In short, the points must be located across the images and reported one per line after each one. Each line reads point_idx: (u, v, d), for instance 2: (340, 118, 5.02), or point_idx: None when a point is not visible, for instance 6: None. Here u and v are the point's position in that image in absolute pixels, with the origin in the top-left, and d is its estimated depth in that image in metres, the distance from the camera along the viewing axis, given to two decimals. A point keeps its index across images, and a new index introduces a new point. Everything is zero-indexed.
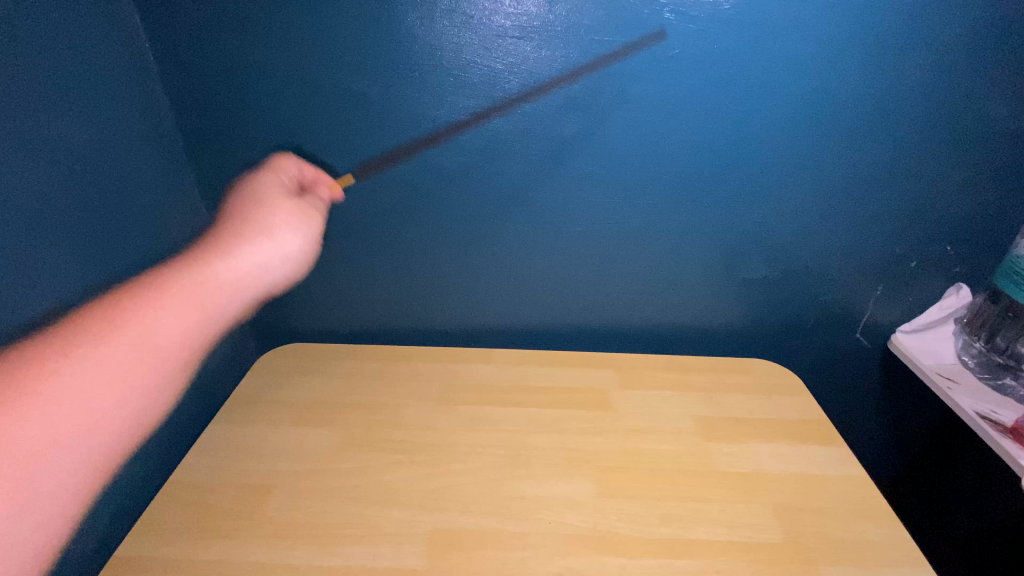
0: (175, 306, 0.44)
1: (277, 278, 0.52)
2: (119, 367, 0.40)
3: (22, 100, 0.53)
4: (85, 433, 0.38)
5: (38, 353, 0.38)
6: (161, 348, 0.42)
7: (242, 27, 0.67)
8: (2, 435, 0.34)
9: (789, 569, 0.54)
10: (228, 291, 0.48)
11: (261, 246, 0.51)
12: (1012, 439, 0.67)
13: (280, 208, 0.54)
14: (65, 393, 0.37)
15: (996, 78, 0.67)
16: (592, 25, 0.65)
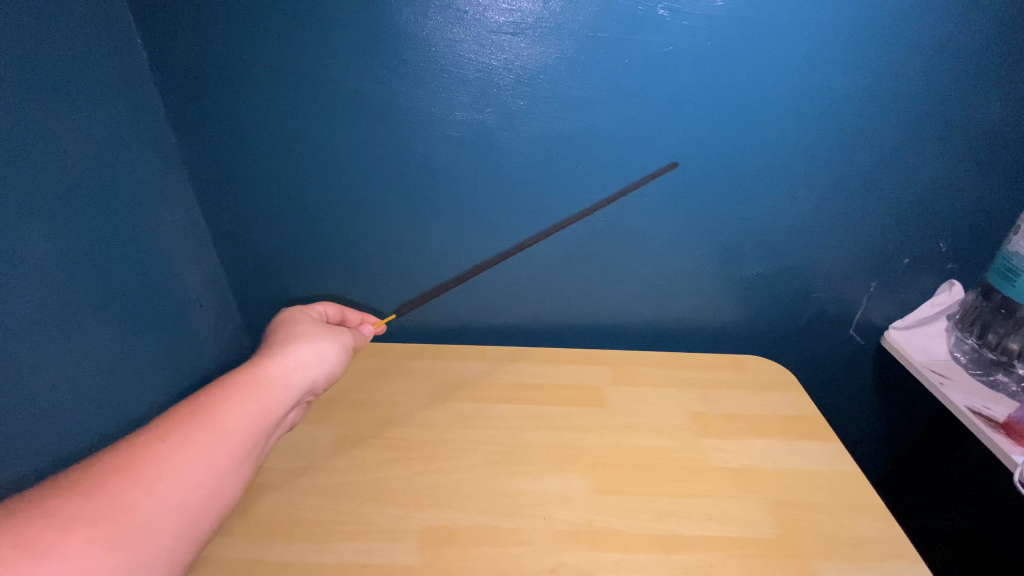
0: (242, 398, 0.48)
1: (321, 374, 0.57)
2: (201, 452, 0.43)
3: (30, 96, 0.52)
4: (170, 517, 0.39)
5: (128, 452, 0.41)
6: (232, 434, 0.45)
7: (236, 23, 0.67)
8: (103, 520, 0.36)
9: (783, 564, 0.54)
10: (283, 383, 0.52)
11: (306, 345, 0.56)
12: (1003, 434, 0.68)
13: (319, 324, 0.61)
14: (154, 481, 0.40)
15: (989, 75, 0.67)
16: (587, 20, 0.65)
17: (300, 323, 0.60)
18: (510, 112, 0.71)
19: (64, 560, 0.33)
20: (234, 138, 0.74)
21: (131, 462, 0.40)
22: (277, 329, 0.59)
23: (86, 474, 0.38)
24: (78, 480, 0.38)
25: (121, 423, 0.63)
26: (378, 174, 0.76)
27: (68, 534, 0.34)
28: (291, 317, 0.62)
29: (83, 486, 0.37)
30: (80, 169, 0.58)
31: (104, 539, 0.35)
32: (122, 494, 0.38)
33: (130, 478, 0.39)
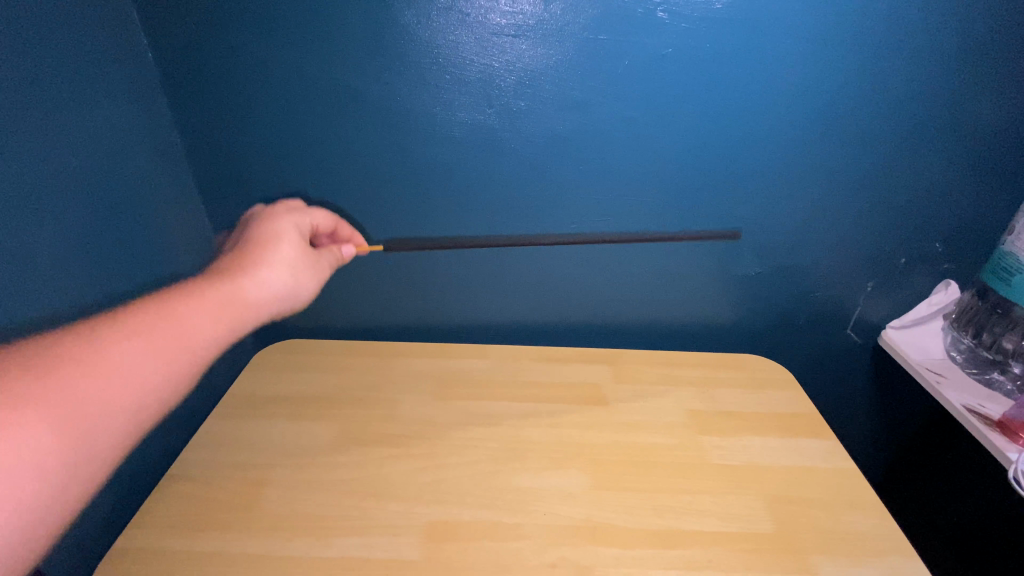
0: (209, 312, 0.49)
1: (291, 297, 0.58)
2: (157, 355, 0.45)
3: (12, 96, 0.53)
4: (123, 412, 0.42)
5: (87, 336, 0.42)
6: (191, 343, 0.47)
7: (239, 26, 0.68)
8: (57, 399, 0.38)
9: (779, 559, 0.54)
10: (251, 304, 0.53)
11: (281, 269, 0.57)
12: (998, 431, 0.68)
13: (299, 242, 0.61)
14: (109, 371, 0.42)
15: (983, 77, 0.68)
16: (587, 23, 0.66)
17: (282, 237, 0.60)
18: (511, 112, 0.71)
19: (15, 436, 0.35)
20: (235, 137, 0.76)
21: (87, 348, 0.42)
22: (259, 239, 0.59)
23: (46, 354, 0.40)
24: (39, 356, 0.40)
25: None
26: (380, 174, 0.76)
27: (21, 411, 0.36)
28: (271, 221, 0.61)
29: (42, 363, 0.39)
30: (61, 163, 0.60)
31: (59, 421, 0.38)
32: (78, 382, 0.40)
33: (83, 363, 0.41)
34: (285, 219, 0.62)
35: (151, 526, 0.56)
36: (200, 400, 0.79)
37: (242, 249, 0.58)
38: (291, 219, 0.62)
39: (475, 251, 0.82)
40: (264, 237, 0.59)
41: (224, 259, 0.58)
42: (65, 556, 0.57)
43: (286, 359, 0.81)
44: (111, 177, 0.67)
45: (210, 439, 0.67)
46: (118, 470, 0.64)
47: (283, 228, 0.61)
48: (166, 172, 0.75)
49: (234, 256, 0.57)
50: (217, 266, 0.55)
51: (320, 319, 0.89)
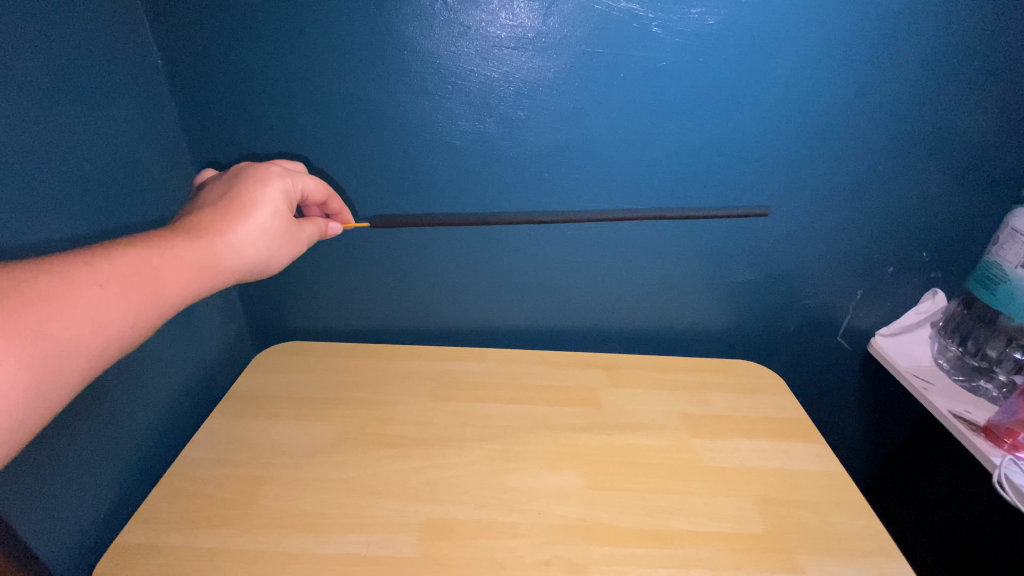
0: (182, 272, 0.49)
1: (268, 263, 0.57)
2: (125, 303, 0.45)
3: (41, 99, 0.55)
4: (85, 359, 0.42)
5: (60, 273, 0.42)
6: (159, 300, 0.48)
7: (248, 32, 0.69)
8: (28, 334, 0.39)
9: (766, 557, 0.56)
10: (225, 272, 0.53)
11: (261, 241, 0.56)
12: (983, 437, 0.70)
13: (287, 213, 0.59)
14: (79, 311, 0.42)
15: (966, 92, 0.71)
16: (584, 36, 0.68)
17: (272, 204, 0.57)
18: (510, 121, 0.73)
19: None
20: (241, 138, 0.76)
21: (56, 286, 0.41)
22: (249, 203, 0.56)
23: (16, 285, 0.39)
24: (9, 287, 0.39)
25: (126, 415, 0.65)
26: (381, 178, 0.78)
27: None
28: (261, 178, 0.59)
29: (11, 295, 0.39)
30: (87, 162, 0.61)
31: (24, 363, 0.38)
32: (45, 323, 0.40)
33: (53, 301, 0.40)
34: (278, 183, 0.59)
35: (154, 522, 0.58)
36: (201, 401, 0.80)
37: (229, 208, 0.55)
38: (284, 184, 0.59)
39: (472, 254, 0.83)
40: (254, 200, 0.57)
41: (208, 206, 0.56)
42: (68, 550, 0.57)
43: (286, 360, 0.82)
44: (124, 175, 0.67)
45: (211, 437, 0.68)
46: (122, 468, 0.65)
47: (274, 195, 0.58)
48: (171, 173, 0.75)
49: (219, 213, 0.55)
50: (197, 217, 0.54)
51: (319, 321, 0.90)
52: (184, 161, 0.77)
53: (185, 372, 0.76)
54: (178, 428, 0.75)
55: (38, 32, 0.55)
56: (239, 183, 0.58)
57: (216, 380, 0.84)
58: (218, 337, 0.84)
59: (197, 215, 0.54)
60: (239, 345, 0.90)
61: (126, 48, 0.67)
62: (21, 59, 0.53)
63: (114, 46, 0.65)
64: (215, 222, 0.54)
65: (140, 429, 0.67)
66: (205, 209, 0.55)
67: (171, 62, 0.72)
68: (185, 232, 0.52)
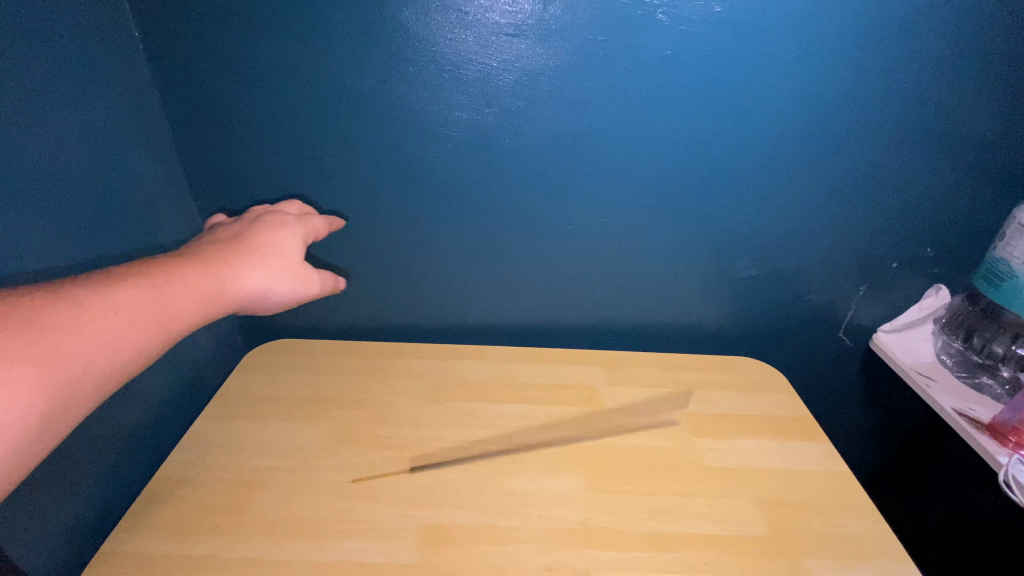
0: (193, 302, 0.48)
1: (280, 301, 0.56)
2: (141, 332, 0.43)
3: (25, 88, 0.51)
4: (97, 385, 0.40)
5: (77, 298, 0.41)
6: (170, 327, 0.46)
7: (235, 16, 0.65)
8: (45, 357, 0.37)
9: (775, 562, 0.55)
10: (235, 304, 0.52)
11: (272, 275, 0.54)
12: (988, 435, 0.69)
13: (300, 253, 0.58)
14: (95, 336, 0.40)
15: (977, 84, 0.69)
16: (586, 24, 0.66)
17: (284, 245, 0.57)
18: (509, 112, 0.71)
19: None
20: (230, 129, 0.72)
21: (73, 311, 0.40)
22: (263, 243, 0.56)
23: (34, 310, 0.38)
24: (26, 311, 0.38)
25: (109, 420, 0.62)
26: (375, 170, 0.75)
27: (6, 368, 0.35)
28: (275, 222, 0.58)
29: (28, 319, 0.37)
30: (73, 157, 0.57)
31: (39, 388, 0.36)
32: (63, 348, 0.38)
33: (70, 327, 0.39)
34: (291, 228, 0.59)
35: (141, 531, 0.55)
36: (190, 401, 0.77)
37: (243, 246, 0.55)
38: (297, 230, 0.59)
39: (469, 251, 0.81)
40: (267, 240, 0.56)
41: (219, 242, 0.55)
42: (53, 561, 0.55)
43: (278, 359, 0.80)
44: (108, 169, 0.62)
45: (201, 440, 0.66)
46: (107, 474, 0.62)
47: (286, 237, 0.58)
48: (157, 167, 0.70)
49: (232, 248, 0.54)
50: (211, 251, 0.53)
51: (311, 318, 0.88)
52: (171, 154, 0.73)
53: (171, 372, 0.73)
54: (166, 430, 0.72)
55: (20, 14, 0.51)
56: (253, 226, 0.58)
57: (205, 380, 0.81)
58: (206, 336, 0.81)
59: (209, 248, 0.53)
60: (228, 344, 0.87)
61: (106, 32, 0.62)
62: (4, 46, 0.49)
63: (95, 29, 0.60)
64: (229, 256, 0.53)
65: (124, 433, 0.64)
66: (217, 244, 0.54)
67: (152, 47, 0.67)
68: (198, 262, 0.50)
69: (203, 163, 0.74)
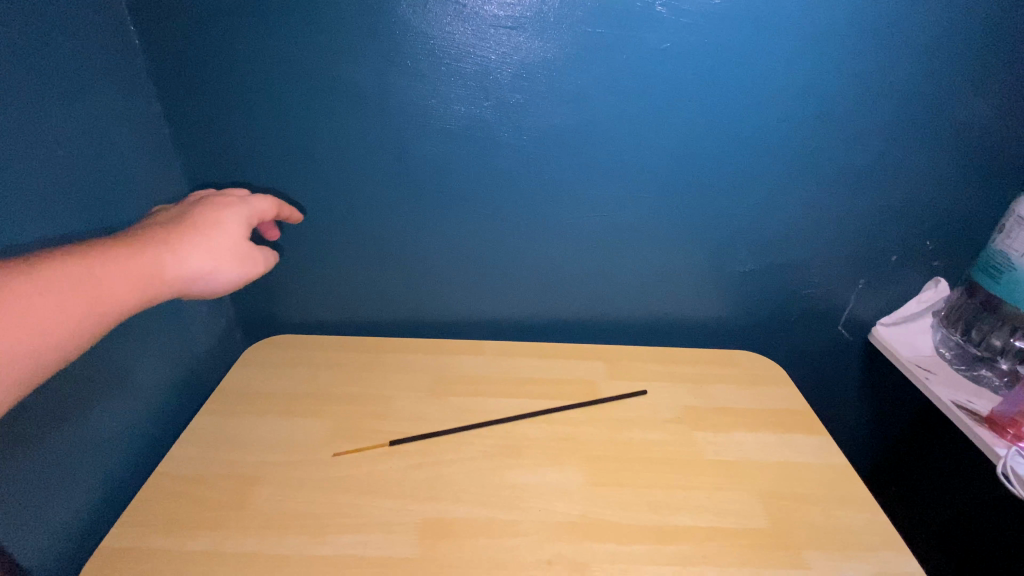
0: (128, 281, 0.46)
1: (221, 283, 0.54)
2: (66, 312, 0.42)
3: (26, 81, 0.51)
4: (19, 366, 0.39)
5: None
6: (98, 309, 0.44)
7: (234, 10, 0.65)
8: None
9: (774, 554, 0.55)
10: (173, 284, 0.50)
11: (215, 256, 0.53)
12: (986, 427, 0.69)
13: (243, 232, 0.57)
14: (14, 317, 0.39)
15: (979, 76, 0.69)
16: (585, 16, 0.65)
17: (228, 226, 0.55)
18: (508, 106, 0.71)
19: None
20: (227, 123, 0.71)
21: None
22: (206, 223, 0.54)
23: None
24: None
25: (110, 415, 0.62)
26: (373, 165, 0.74)
27: None
28: (218, 202, 0.57)
29: None
30: (76, 152, 0.57)
31: None
32: None
33: None
34: (237, 209, 0.57)
35: (141, 526, 0.55)
36: (189, 397, 0.77)
37: (180, 226, 0.52)
38: (243, 211, 0.58)
39: (468, 246, 0.81)
40: (209, 220, 0.54)
41: (159, 223, 0.53)
42: (54, 555, 0.55)
43: (277, 355, 0.80)
44: (109, 163, 0.62)
45: (201, 435, 0.66)
46: (106, 470, 0.61)
47: (231, 217, 0.56)
48: (155, 162, 0.70)
49: (166, 229, 0.52)
50: (148, 232, 0.51)
51: (310, 313, 0.88)
52: (170, 149, 0.72)
53: (170, 368, 0.72)
54: (165, 426, 0.72)
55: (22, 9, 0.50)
56: (192, 206, 0.56)
57: (204, 376, 0.81)
58: (205, 332, 0.81)
59: (148, 229, 0.51)
60: (227, 339, 0.87)
61: (104, 26, 0.61)
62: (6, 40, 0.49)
63: (94, 23, 0.60)
64: (165, 235, 0.51)
65: (124, 429, 0.64)
66: (151, 226, 0.52)
67: (151, 42, 0.67)
68: (130, 242, 0.48)
69: (202, 158, 0.74)
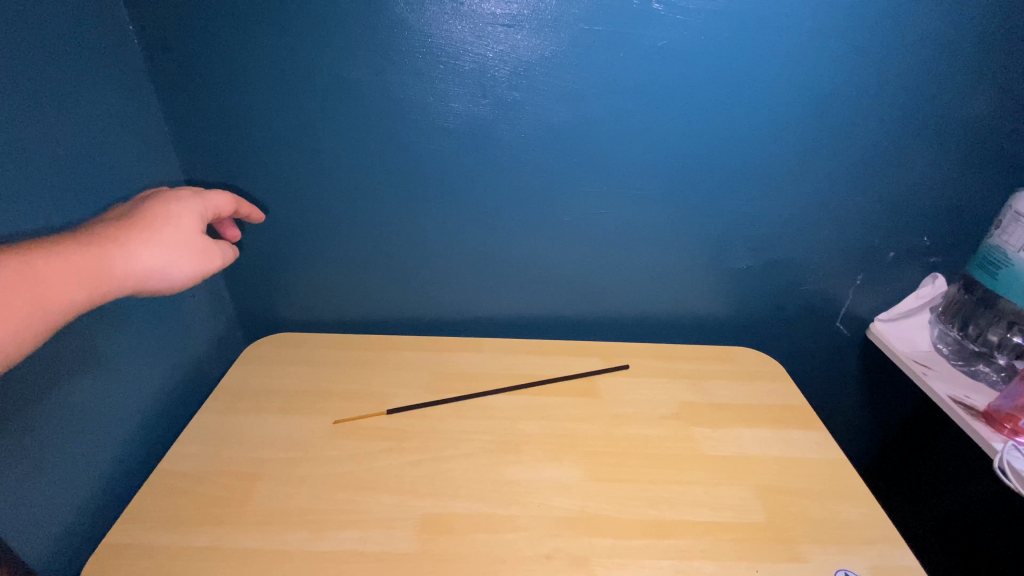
0: (72, 277, 0.44)
1: (176, 279, 0.52)
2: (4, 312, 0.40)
3: (25, 80, 0.51)
4: None
5: None
6: (40, 308, 0.42)
7: (232, 9, 0.65)
8: None
9: (770, 547, 0.55)
10: (126, 281, 0.48)
11: (169, 252, 0.51)
12: (983, 422, 0.70)
13: (198, 227, 0.55)
14: None
15: (975, 72, 0.69)
16: (582, 14, 0.65)
17: (183, 220, 0.53)
18: (505, 104, 0.71)
19: None
20: (226, 122, 0.72)
21: None
22: (159, 217, 0.52)
23: None
24: None
25: (111, 411, 0.62)
26: (371, 163, 0.75)
27: None
28: (171, 196, 0.54)
29: None
30: (74, 150, 0.57)
31: None
32: None
33: None
34: (191, 203, 0.55)
35: (143, 522, 0.56)
36: (190, 394, 0.77)
37: (130, 220, 0.50)
38: (197, 205, 0.56)
39: (466, 244, 0.82)
40: (163, 214, 0.52)
41: (107, 219, 0.51)
42: (56, 551, 0.55)
43: (277, 353, 0.80)
44: (107, 162, 0.62)
45: (202, 432, 0.66)
46: (107, 466, 0.62)
47: (185, 212, 0.54)
48: (154, 160, 0.70)
49: (115, 224, 0.49)
50: (95, 227, 0.48)
51: (311, 311, 0.88)
52: (168, 147, 0.73)
53: (170, 365, 0.73)
54: (166, 423, 0.73)
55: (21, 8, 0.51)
56: (141, 201, 0.54)
57: (205, 373, 0.81)
58: (206, 330, 0.81)
59: (95, 225, 0.49)
60: (227, 337, 0.87)
61: (102, 25, 0.62)
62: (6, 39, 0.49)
63: (91, 23, 0.60)
64: (111, 231, 0.48)
65: (124, 426, 0.64)
66: (96, 223, 0.50)
67: (149, 41, 0.67)
68: (75, 237, 0.46)
69: (200, 156, 0.74)
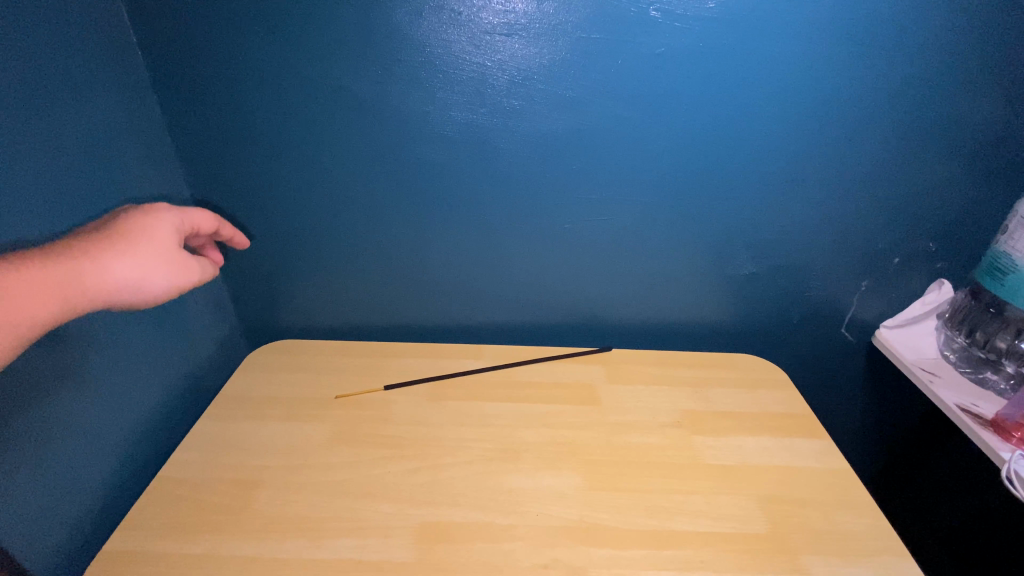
0: (41, 290, 0.44)
1: (152, 292, 0.52)
2: None
3: (30, 93, 0.52)
4: None
5: None
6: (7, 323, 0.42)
7: (233, 21, 0.66)
8: None
9: (771, 558, 0.54)
10: (98, 296, 0.48)
11: (146, 265, 0.51)
12: (991, 431, 0.68)
13: (175, 240, 0.55)
14: None
15: (979, 77, 0.69)
16: (580, 22, 0.66)
17: (159, 233, 0.54)
18: (505, 111, 0.71)
19: None
20: (227, 131, 0.72)
21: None
22: (135, 230, 0.52)
23: None
24: None
25: (113, 418, 0.63)
26: (371, 170, 0.75)
27: None
28: (148, 211, 0.55)
29: None
30: (77, 160, 0.58)
31: None
32: None
33: None
34: (168, 217, 0.56)
35: (143, 528, 0.56)
36: (191, 401, 0.78)
37: (104, 234, 0.51)
38: (174, 219, 0.56)
39: (466, 251, 0.82)
40: (139, 228, 0.53)
41: (81, 233, 0.51)
42: (58, 557, 0.56)
43: (278, 360, 0.81)
44: (110, 170, 0.63)
45: (202, 440, 0.67)
46: (108, 473, 0.62)
47: (163, 225, 0.55)
48: (157, 169, 0.71)
49: (90, 237, 0.50)
50: (68, 241, 0.49)
51: (312, 319, 0.89)
52: (171, 156, 0.74)
53: (171, 373, 0.73)
54: (167, 431, 0.73)
55: (24, 20, 0.52)
56: (117, 215, 0.54)
57: (206, 380, 0.82)
58: (207, 338, 0.82)
59: (69, 239, 0.49)
60: (229, 344, 0.88)
61: (106, 37, 0.63)
62: (12, 51, 0.50)
63: (95, 36, 0.61)
64: (84, 245, 0.49)
65: (125, 433, 0.65)
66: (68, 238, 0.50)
67: (152, 53, 0.68)
68: (47, 251, 0.47)
69: (202, 165, 0.75)
